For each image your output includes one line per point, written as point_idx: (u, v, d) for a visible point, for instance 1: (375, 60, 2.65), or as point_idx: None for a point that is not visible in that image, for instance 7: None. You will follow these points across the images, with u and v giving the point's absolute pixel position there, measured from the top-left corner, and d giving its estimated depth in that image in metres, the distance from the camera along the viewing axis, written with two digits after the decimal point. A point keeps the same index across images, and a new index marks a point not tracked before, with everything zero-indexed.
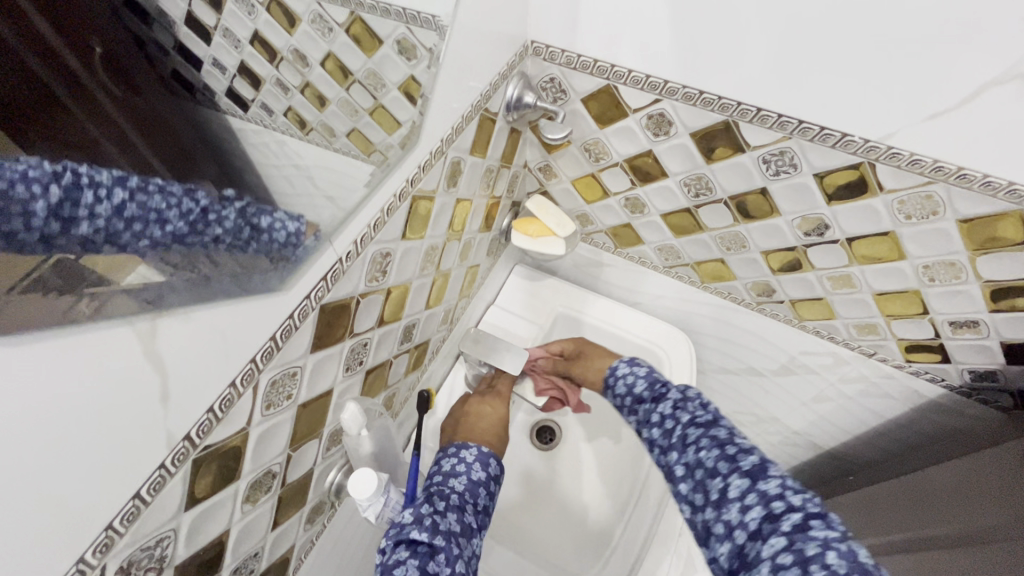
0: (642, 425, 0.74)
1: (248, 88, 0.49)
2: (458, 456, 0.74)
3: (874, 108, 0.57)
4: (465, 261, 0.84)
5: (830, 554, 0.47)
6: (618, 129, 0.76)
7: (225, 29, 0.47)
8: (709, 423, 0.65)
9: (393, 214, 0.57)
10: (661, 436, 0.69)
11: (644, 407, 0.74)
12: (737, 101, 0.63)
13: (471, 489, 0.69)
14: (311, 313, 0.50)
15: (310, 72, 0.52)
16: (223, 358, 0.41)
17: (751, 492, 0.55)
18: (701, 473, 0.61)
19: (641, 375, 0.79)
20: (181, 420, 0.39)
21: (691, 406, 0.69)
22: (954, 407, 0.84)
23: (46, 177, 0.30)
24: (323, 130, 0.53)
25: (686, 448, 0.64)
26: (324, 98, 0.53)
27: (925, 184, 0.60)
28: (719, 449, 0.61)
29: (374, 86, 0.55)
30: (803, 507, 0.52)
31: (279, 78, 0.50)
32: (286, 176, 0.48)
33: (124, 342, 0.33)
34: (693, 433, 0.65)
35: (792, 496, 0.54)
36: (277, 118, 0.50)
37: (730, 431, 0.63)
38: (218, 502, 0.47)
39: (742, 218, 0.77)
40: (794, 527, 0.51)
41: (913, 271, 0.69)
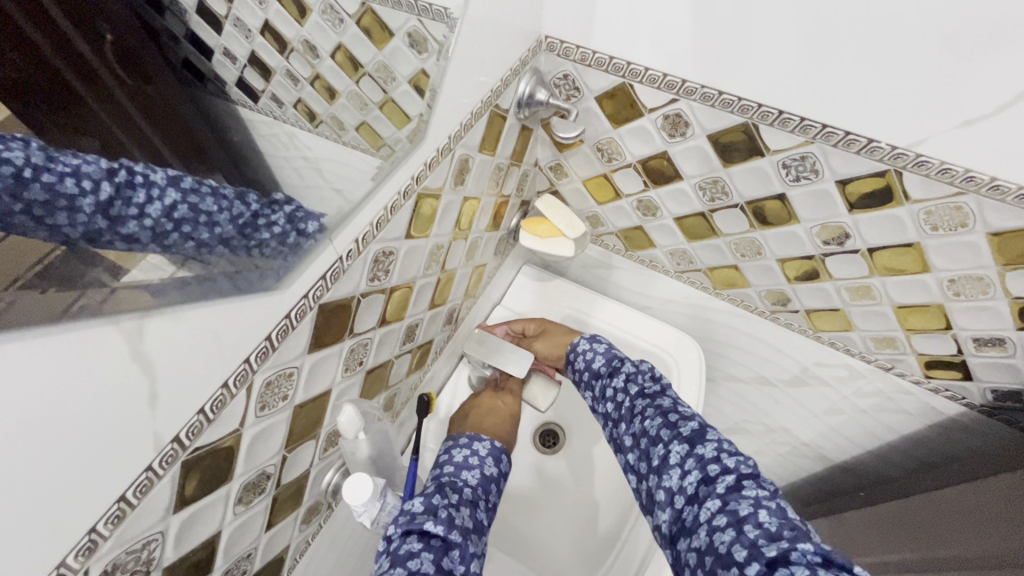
0: (598, 400, 0.77)
1: (257, 78, 0.52)
2: (468, 447, 0.73)
3: (902, 114, 0.54)
4: (472, 261, 0.82)
5: (760, 513, 0.50)
6: (632, 129, 0.73)
7: (236, 19, 0.51)
8: (654, 395, 0.69)
9: (397, 212, 0.56)
10: (615, 410, 0.73)
11: (601, 383, 0.78)
12: (757, 103, 0.61)
13: (483, 483, 0.69)
14: (310, 313, 0.48)
15: (320, 64, 0.54)
16: (215, 359, 0.40)
17: (689, 457, 0.59)
18: (647, 442, 0.64)
19: (600, 351, 0.82)
20: (170, 422, 0.38)
21: (642, 379, 0.73)
22: (974, 426, 0.81)
23: (96, 175, 0.36)
24: (333, 123, 0.54)
25: (634, 419, 0.68)
26: (333, 89, 0.55)
27: (955, 195, 0.57)
28: (662, 418, 0.65)
29: (384, 79, 0.56)
30: (735, 469, 0.56)
31: (288, 69, 0.53)
32: (296, 169, 0.50)
33: (109, 342, 0.32)
34: (641, 404, 0.69)
35: (727, 459, 0.57)
36: (287, 109, 0.53)
37: (674, 401, 0.67)
38: (209, 503, 0.46)
39: (758, 224, 0.74)
40: (728, 489, 0.54)
41: (937, 284, 0.66)
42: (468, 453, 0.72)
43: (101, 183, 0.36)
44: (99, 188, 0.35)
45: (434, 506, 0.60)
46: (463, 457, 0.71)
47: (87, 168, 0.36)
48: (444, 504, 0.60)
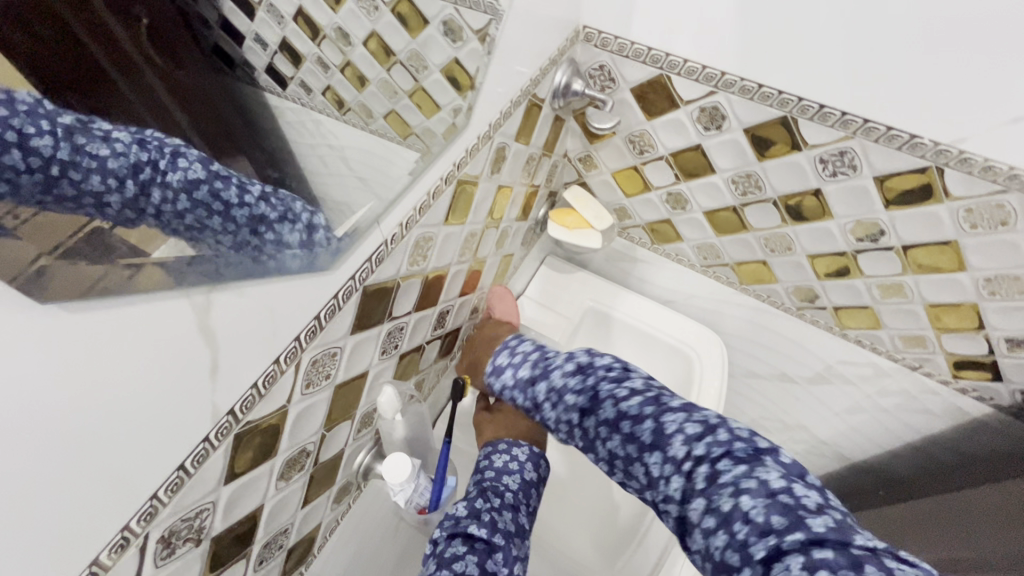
0: (577, 411, 0.62)
1: (287, 65, 0.48)
2: (508, 449, 0.72)
3: (951, 109, 0.54)
4: (500, 249, 0.83)
5: (743, 503, 0.45)
6: (667, 122, 0.73)
7: (270, 6, 0.47)
8: (652, 394, 0.58)
9: (438, 198, 0.56)
10: (607, 416, 0.58)
11: (574, 400, 0.62)
12: (798, 97, 0.61)
13: (520, 483, 0.68)
14: (355, 294, 0.49)
15: (351, 52, 0.51)
16: (271, 335, 0.41)
17: (725, 450, 0.49)
18: (664, 438, 0.53)
19: (564, 365, 0.67)
20: (227, 394, 0.39)
21: (626, 383, 0.60)
22: (1000, 428, 0.81)
23: (121, 171, 0.31)
24: (360, 111, 0.51)
25: (641, 422, 0.55)
26: (364, 77, 0.52)
27: (997, 192, 0.56)
28: (677, 414, 0.54)
29: (416, 67, 0.54)
30: (707, 456, 0.50)
31: (320, 55, 0.49)
32: (319, 156, 0.47)
33: (180, 312, 0.33)
34: (644, 407, 0.56)
35: (695, 446, 0.51)
36: (315, 96, 0.50)
37: (616, 397, 0.59)
38: (254, 477, 0.47)
39: (790, 219, 0.74)
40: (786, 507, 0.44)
41: (972, 284, 0.66)
42: (506, 454, 0.71)
43: (127, 180, 0.31)
44: (124, 185, 0.31)
45: (478, 510, 0.61)
46: (502, 458, 0.70)
47: (112, 160, 0.31)
48: (485, 508, 0.61)
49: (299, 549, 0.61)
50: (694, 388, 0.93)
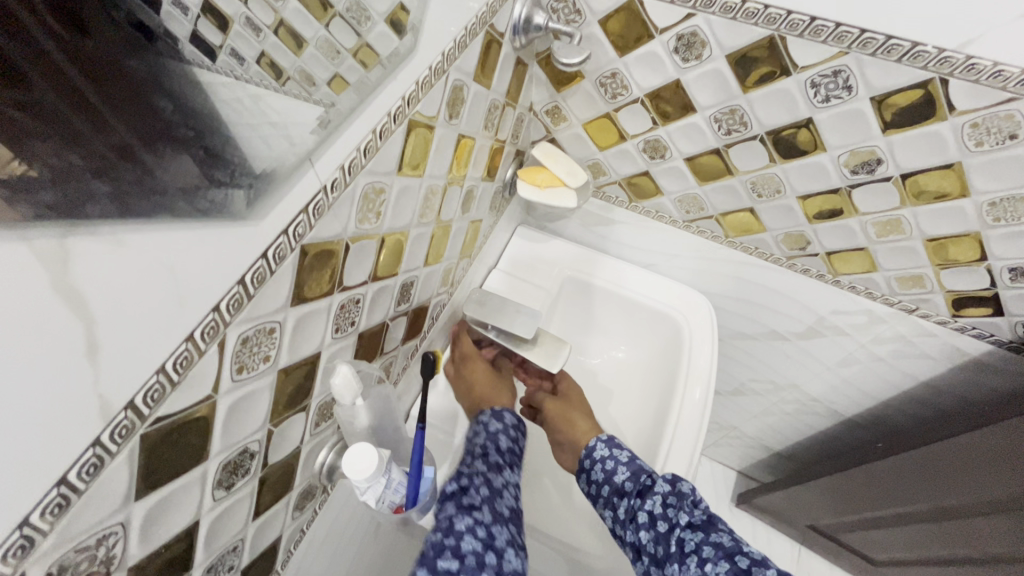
0: (623, 525, 0.64)
1: (215, 33, 0.32)
2: (495, 416, 0.73)
3: (957, 6, 0.48)
4: (467, 214, 0.74)
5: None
6: (641, 56, 0.66)
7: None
8: (706, 526, 0.57)
9: (388, 140, 0.47)
10: (650, 540, 0.60)
11: (626, 504, 0.64)
12: (786, 11, 0.55)
13: (510, 444, 0.69)
14: (291, 255, 0.40)
15: (284, 6, 0.36)
16: (176, 303, 0.31)
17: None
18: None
19: (623, 462, 0.69)
20: (120, 382, 0.30)
21: (684, 506, 0.60)
22: (1001, 365, 0.78)
23: None
24: (302, 78, 0.39)
25: (684, 561, 0.55)
26: (301, 37, 0.37)
27: (1006, 101, 0.51)
28: (729, 562, 0.52)
29: (358, 19, 0.42)
30: (705, 539, 0.55)
31: (248, 15, 0.34)
32: (263, 136, 0.36)
33: (24, 267, 0.23)
34: (691, 540, 0.56)
35: (697, 534, 0.56)
36: (250, 68, 0.35)
37: (635, 501, 0.63)
38: (181, 488, 0.38)
39: (779, 157, 0.68)
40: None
41: (975, 210, 0.62)
42: (495, 420, 0.72)
43: None
44: None
45: (472, 472, 0.61)
46: (492, 422, 0.72)
47: None
48: (481, 471, 0.62)
49: (256, 569, 0.52)
50: (684, 353, 0.87)
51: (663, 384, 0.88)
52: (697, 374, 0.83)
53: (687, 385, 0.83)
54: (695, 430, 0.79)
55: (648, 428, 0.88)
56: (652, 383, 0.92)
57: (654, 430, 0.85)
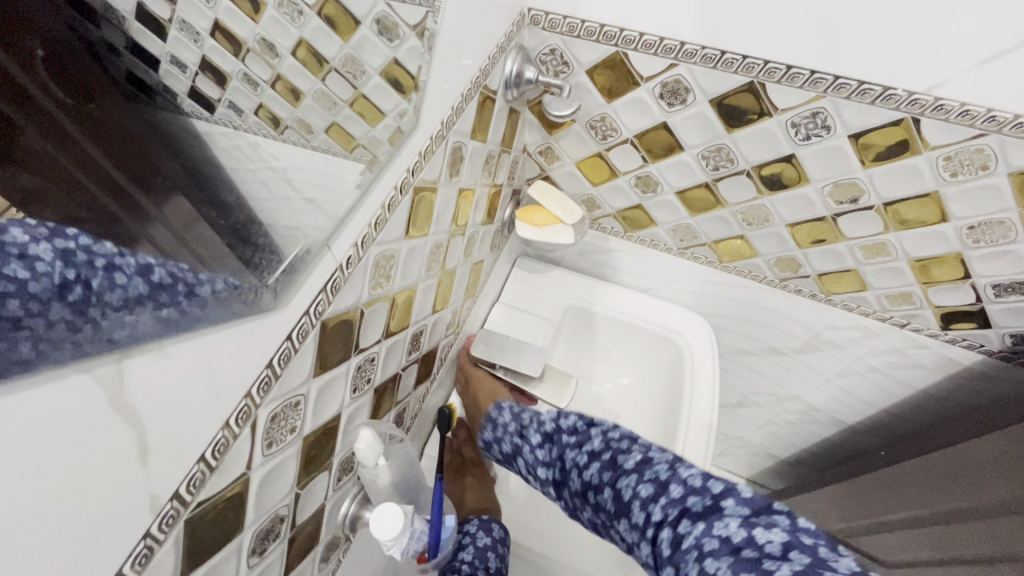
0: (530, 473, 0.68)
1: (213, 87, 0.34)
2: (484, 527, 0.70)
3: (922, 54, 0.52)
4: (469, 258, 0.77)
5: (610, 484, 0.56)
6: (628, 102, 0.69)
7: (181, 19, 0.32)
8: (585, 435, 0.62)
9: (395, 211, 0.50)
10: (549, 472, 0.64)
11: (521, 461, 0.69)
12: (764, 60, 0.58)
13: (498, 560, 0.66)
14: (312, 331, 0.42)
15: (282, 63, 0.38)
16: (213, 397, 0.34)
17: (654, 501, 0.51)
18: (592, 492, 0.57)
19: (507, 418, 0.72)
20: (167, 477, 0.32)
21: (569, 434, 0.63)
22: (993, 373, 0.80)
23: None
24: (299, 127, 0.40)
25: (572, 477, 0.60)
26: (298, 91, 0.40)
27: (976, 136, 0.55)
28: (600, 460, 0.58)
29: (353, 73, 0.44)
30: (595, 452, 0.59)
31: (246, 71, 0.36)
32: (262, 180, 0.36)
33: (86, 393, 0.26)
34: (576, 457, 0.60)
35: (584, 453, 0.60)
36: (248, 119, 0.37)
37: (535, 446, 0.66)
38: (219, 562, 0.40)
39: (766, 189, 0.71)
40: (705, 509, 0.49)
41: (956, 234, 0.64)
42: (483, 532, 0.69)
43: None
44: None
45: None
46: (480, 535, 0.68)
47: None
48: None
49: None
50: (686, 371, 0.89)
51: (668, 405, 0.90)
52: (701, 390, 0.85)
53: (693, 399, 0.85)
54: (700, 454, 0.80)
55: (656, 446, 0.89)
56: (657, 405, 0.94)
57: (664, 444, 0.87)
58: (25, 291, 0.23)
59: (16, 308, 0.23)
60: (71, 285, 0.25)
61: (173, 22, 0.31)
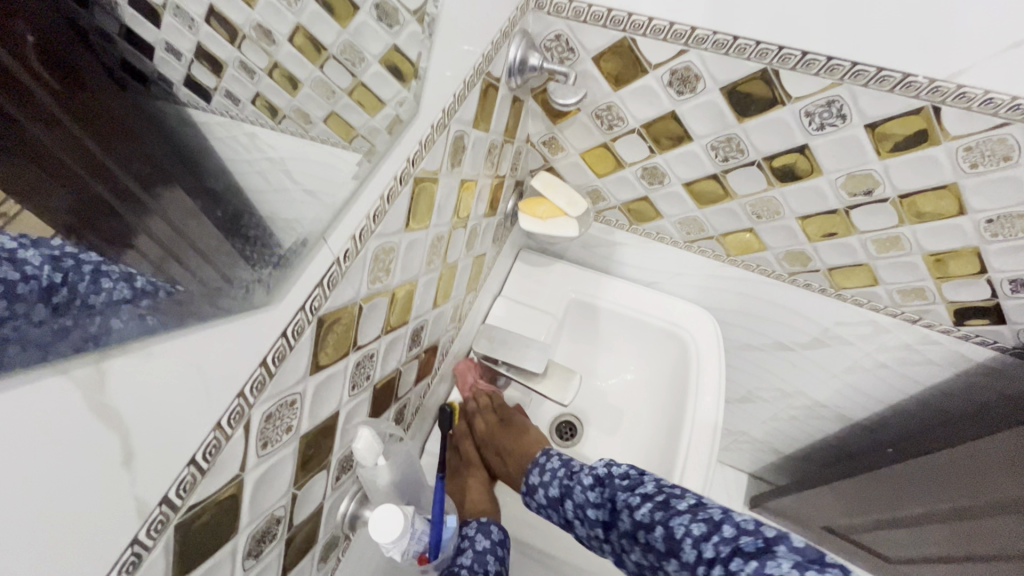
0: (575, 526, 0.68)
1: (208, 75, 0.32)
2: (482, 530, 0.68)
3: (945, 38, 0.49)
4: (471, 251, 0.75)
5: (661, 526, 0.56)
6: (635, 90, 0.67)
7: (175, 4, 0.29)
8: (635, 481, 0.62)
9: (394, 202, 0.48)
10: (598, 517, 0.64)
11: (565, 510, 0.68)
12: (778, 45, 0.56)
13: (498, 563, 0.65)
14: (308, 327, 0.41)
15: (277, 49, 0.36)
16: (203, 398, 0.32)
17: (711, 542, 0.52)
18: (643, 533, 0.58)
19: (550, 476, 0.71)
20: (154, 481, 0.30)
21: (615, 479, 0.64)
22: (1006, 370, 0.79)
23: None
24: (297, 117, 0.39)
25: (624, 518, 0.60)
26: (296, 79, 0.38)
27: (999, 125, 0.52)
28: (650, 501, 0.58)
29: (352, 60, 0.41)
30: (645, 494, 0.59)
31: (242, 58, 0.34)
32: (260, 171, 0.35)
33: (63, 396, 0.24)
34: (627, 498, 0.61)
35: (634, 495, 0.60)
36: (244, 108, 0.35)
37: (582, 490, 0.66)
38: (212, 566, 0.39)
39: (777, 181, 0.69)
40: (757, 549, 0.49)
41: (974, 227, 0.62)
42: (482, 535, 0.67)
43: None
44: None
45: None
46: (478, 539, 0.67)
47: None
48: None
49: None
50: (692, 367, 0.88)
51: (673, 401, 0.89)
52: (707, 387, 0.84)
53: (699, 396, 0.84)
54: (706, 451, 0.78)
55: (660, 443, 0.88)
56: (662, 401, 0.92)
57: (669, 441, 0.85)
58: (11, 293, 0.22)
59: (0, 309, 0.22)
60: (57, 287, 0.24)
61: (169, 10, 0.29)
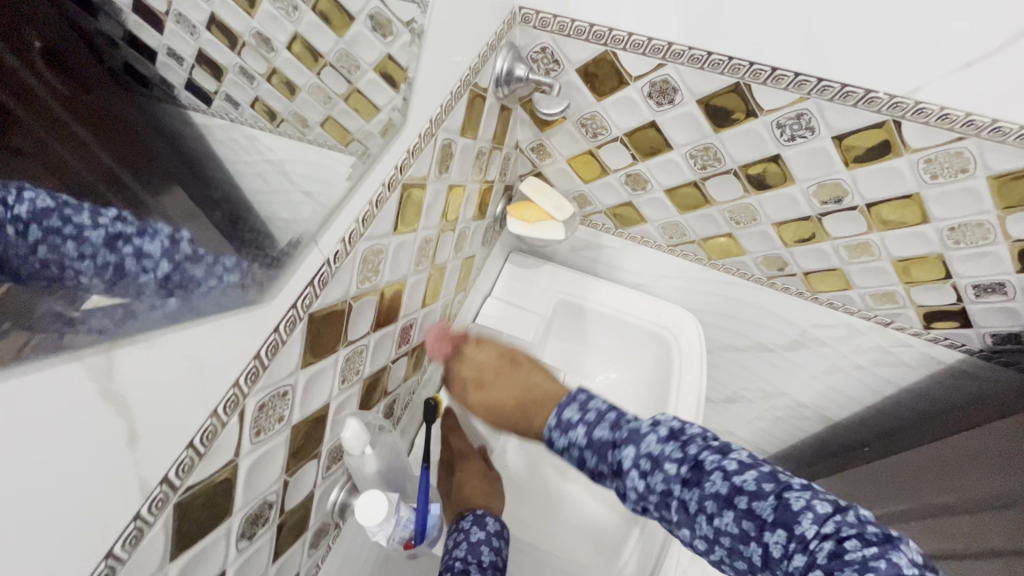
0: (603, 479, 0.54)
1: (209, 79, 0.33)
2: (478, 522, 0.72)
3: (903, 58, 0.53)
4: (461, 253, 0.78)
5: (766, 487, 0.43)
6: (618, 101, 0.70)
7: (179, 13, 0.31)
8: (726, 447, 0.48)
9: (383, 207, 0.51)
10: (661, 475, 0.49)
11: (594, 456, 0.54)
12: (749, 61, 0.59)
13: (492, 554, 0.67)
14: (300, 323, 0.43)
15: (276, 57, 0.38)
16: (201, 387, 0.35)
17: (827, 523, 0.40)
18: (743, 500, 0.43)
19: (575, 408, 0.57)
20: (156, 463, 0.33)
21: (688, 435, 0.50)
22: (975, 372, 0.82)
23: None
24: (296, 121, 0.40)
25: (704, 480, 0.46)
26: (292, 84, 0.40)
27: (955, 140, 0.56)
28: (759, 473, 0.45)
29: (348, 69, 0.44)
30: (751, 462, 0.46)
31: (242, 65, 0.36)
32: (258, 174, 0.37)
33: (75, 382, 0.27)
34: (716, 458, 0.47)
35: (735, 452, 0.47)
36: (245, 112, 0.36)
37: (654, 431, 0.51)
38: (209, 544, 0.42)
39: (753, 189, 0.72)
40: (886, 539, 0.39)
41: (937, 235, 0.66)
42: (477, 527, 0.71)
43: None
44: None
45: None
46: (474, 531, 0.70)
47: None
48: None
49: None
50: (675, 366, 0.91)
51: (656, 400, 0.92)
52: (688, 386, 0.87)
53: (680, 396, 0.87)
54: None
55: None
56: (646, 400, 0.95)
57: None
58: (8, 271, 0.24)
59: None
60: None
61: (172, 13, 0.31)
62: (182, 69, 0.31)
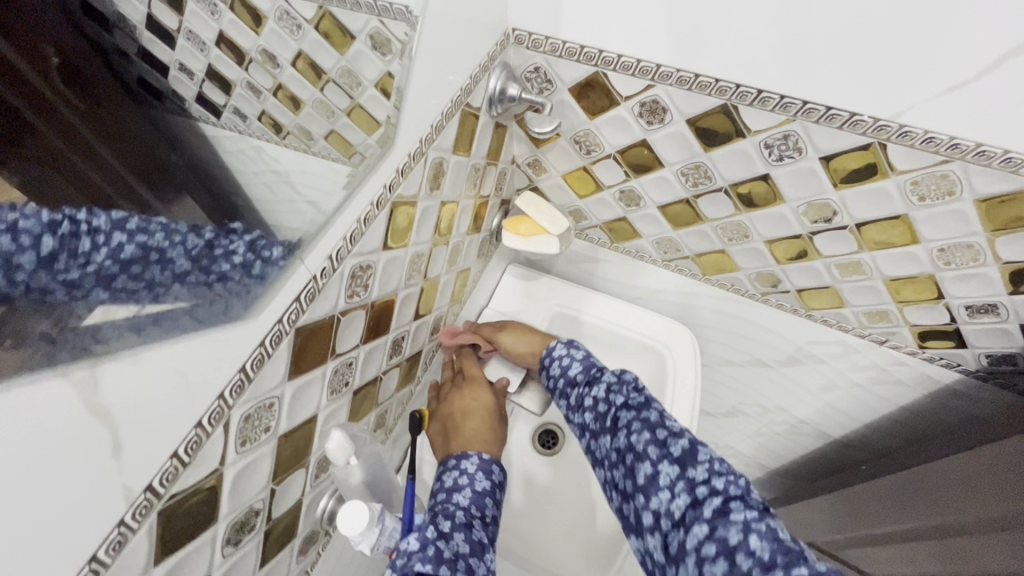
0: (573, 410, 0.70)
1: (218, 93, 0.42)
2: (482, 469, 0.67)
3: (889, 84, 0.53)
4: (455, 266, 0.80)
5: (649, 450, 0.56)
6: (610, 119, 0.71)
7: (188, 31, 0.40)
8: (640, 406, 0.61)
9: (371, 224, 0.52)
10: (593, 420, 0.66)
11: (578, 393, 0.70)
12: (736, 83, 0.59)
13: (494, 509, 0.62)
14: (286, 337, 0.45)
15: (281, 73, 0.45)
16: (186, 400, 0.37)
17: (680, 480, 0.53)
18: (631, 457, 0.57)
19: (576, 358, 0.75)
20: (140, 472, 0.35)
21: (625, 390, 0.65)
22: (972, 393, 0.81)
23: None
24: (301, 134, 0.46)
25: (617, 433, 0.61)
26: (298, 99, 0.46)
27: (940, 163, 0.56)
28: (651, 433, 0.57)
29: (349, 84, 0.49)
30: (661, 426, 0.58)
31: (250, 80, 0.44)
32: (265, 182, 0.42)
33: (59, 396, 0.29)
34: (625, 416, 0.61)
35: (649, 416, 0.59)
36: (251, 123, 0.44)
37: (607, 388, 0.66)
38: (194, 550, 0.43)
39: (743, 207, 0.73)
40: (717, 510, 0.49)
41: (927, 255, 0.65)
42: (481, 475, 0.65)
43: None
44: None
45: (454, 549, 0.52)
46: (477, 478, 0.64)
47: None
48: (463, 552, 0.52)
49: None
50: (669, 382, 0.91)
51: None
52: (681, 401, 0.87)
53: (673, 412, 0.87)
54: None
55: None
56: None
57: None
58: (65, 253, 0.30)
59: (8, 243, 0.27)
60: (61, 221, 0.29)
61: (181, 34, 0.39)
62: (193, 84, 0.40)
